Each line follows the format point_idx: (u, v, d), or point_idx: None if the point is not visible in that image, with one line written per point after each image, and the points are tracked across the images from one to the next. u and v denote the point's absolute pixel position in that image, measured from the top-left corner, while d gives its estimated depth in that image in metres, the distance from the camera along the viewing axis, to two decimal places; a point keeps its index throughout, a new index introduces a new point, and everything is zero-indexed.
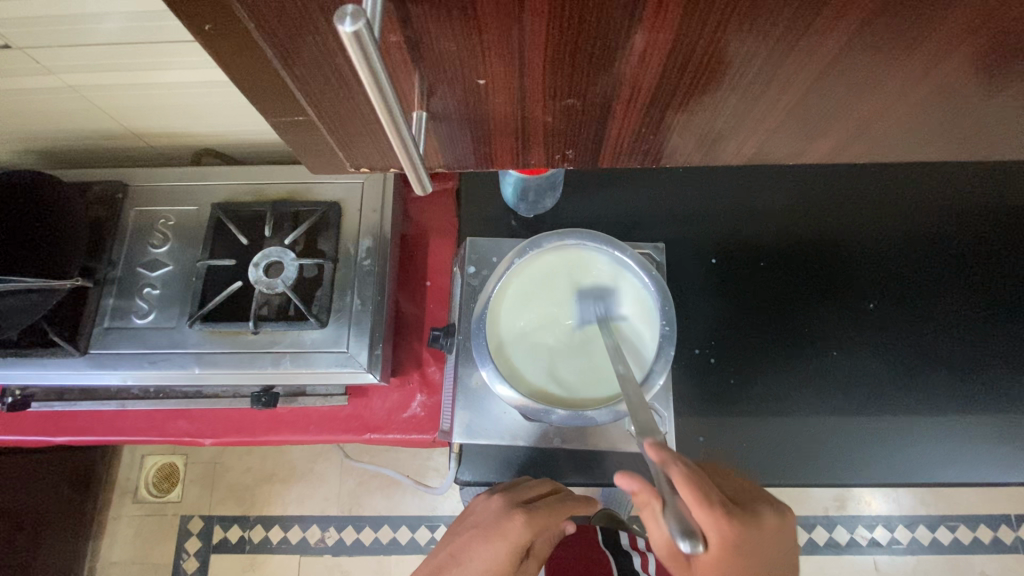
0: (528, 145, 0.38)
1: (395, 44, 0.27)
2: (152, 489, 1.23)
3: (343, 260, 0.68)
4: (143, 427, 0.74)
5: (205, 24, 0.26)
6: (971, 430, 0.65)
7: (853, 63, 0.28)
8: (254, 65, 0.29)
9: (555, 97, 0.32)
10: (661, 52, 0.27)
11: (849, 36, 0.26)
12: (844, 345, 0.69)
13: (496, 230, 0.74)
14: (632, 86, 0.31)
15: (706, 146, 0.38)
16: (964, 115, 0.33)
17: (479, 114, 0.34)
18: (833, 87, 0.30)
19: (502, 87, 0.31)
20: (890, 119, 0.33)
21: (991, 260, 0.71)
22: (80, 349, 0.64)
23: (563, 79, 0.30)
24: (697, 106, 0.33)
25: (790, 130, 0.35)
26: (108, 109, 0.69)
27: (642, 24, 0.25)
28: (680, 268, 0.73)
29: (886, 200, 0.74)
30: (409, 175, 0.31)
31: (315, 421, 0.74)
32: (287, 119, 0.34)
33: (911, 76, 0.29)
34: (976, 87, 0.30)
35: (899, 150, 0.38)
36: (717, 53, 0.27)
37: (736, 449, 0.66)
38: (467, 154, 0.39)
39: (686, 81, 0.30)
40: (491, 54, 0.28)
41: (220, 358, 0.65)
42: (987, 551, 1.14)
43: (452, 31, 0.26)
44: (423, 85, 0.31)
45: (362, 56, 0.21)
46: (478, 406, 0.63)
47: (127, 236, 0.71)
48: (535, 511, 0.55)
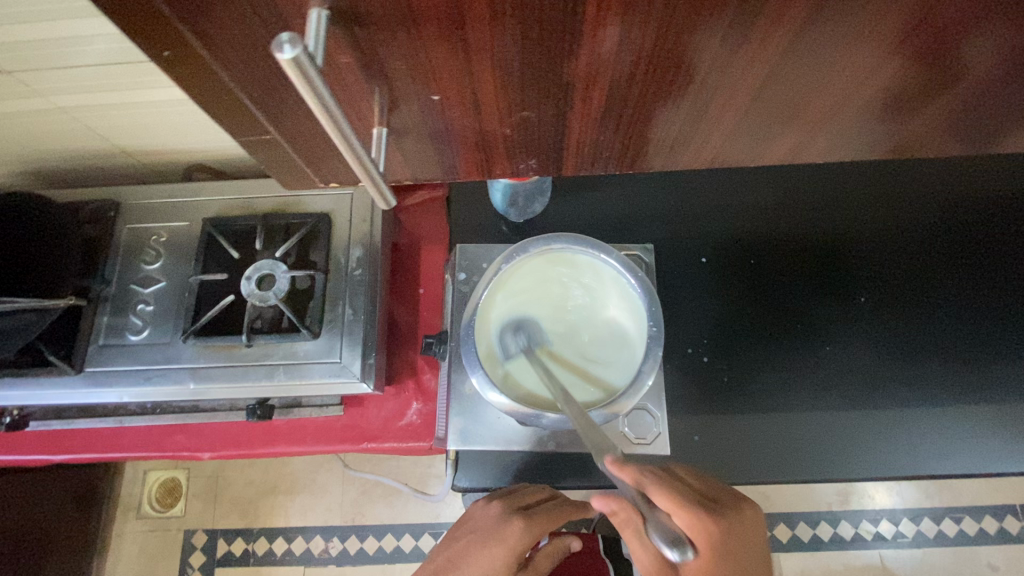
0: (494, 157, 0.38)
1: (347, 63, 0.28)
2: (155, 504, 1.24)
3: (335, 271, 0.69)
4: (141, 444, 0.74)
5: (164, 50, 0.26)
6: (964, 419, 0.65)
7: (793, 68, 0.29)
8: (217, 88, 0.29)
9: (510, 111, 0.33)
10: (608, 63, 0.28)
11: (789, 40, 0.27)
12: (835, 341, 0.69)
13: (486, 235, 0.74)
14: (585, 97, 0.31)
15: (671, 151, 0.38)
16: (920, 111, 0.34)
17: (439, 130, 0.34)
18: (783, 89, 0.31)
19: (457, 102, 0.32)
20: (845, 116, 0.34)
21: (976, 249, 0.72)
22: (76, 367, 0.65)
23: (518, 92, 0.31)
24: (656, 114, 0.33)
25: (748, 134, 0.36)
26: (97, 129, 0.70)
27: (586, 38, 0.26)
28: (670, 268, 0.73)
29: (873, 195, 0.75)
30: (370, 191, 0.31)
31: (312, 432, 0.74)
32: (254, 138, 0.35)
33: (855, 77, 0.30)
34: (926, 82, 0.31)
35: (868, 145, 0.38)
36: (665, 61, 0.28)
37: (731, 447, 0.66)
38: (434, 169, 0.40)
39: (637, 90, 0.31)
40: (443, 71, 0.29)
41: (214, 372, 0.65)
42: (993, 542, 1.13)
43: (402, 51, 0.27)
44: (383, 101, 0.31)
45: (304, 80, 0.21)
46: (471, 412, 0.63)
47: (119, 253, 0.71)
48: (533, 516, 0.55)
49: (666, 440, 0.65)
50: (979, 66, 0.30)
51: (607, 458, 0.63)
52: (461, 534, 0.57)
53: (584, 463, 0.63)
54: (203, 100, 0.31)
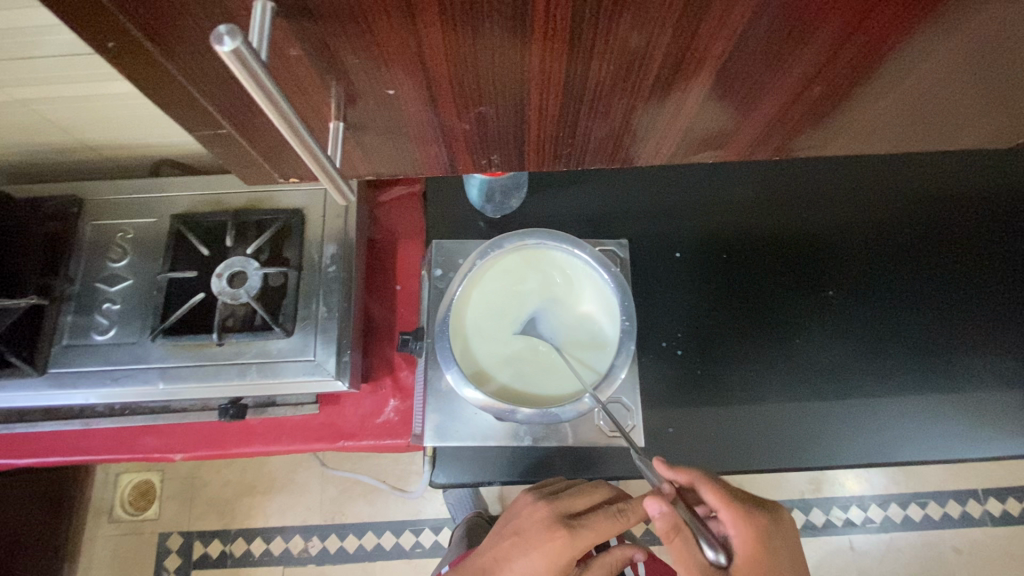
0: (455, 153, 0.38)
1: (297, 58, 0.28)
2: (128, 507, 1.21)
3: (308, 268, 0.68)
4: (110, 446, 0.72)
5: (108, 41, 0.26)
6: (926, 407, 0.68)
7: (752, 62, 0.30)
8: (165, 81, 0.29)
9: (468, 106, 0.33)
10: (561, 60, 0.29)
11: (735, 38, 0.28)
12: (803, 333, 0.71)
13: (463, 231, 0.74)
14: (541, 92, 0.31)
15: (637, 148, 0.39)
16: (880, 110, 0.35)
17: (396, 124, 0.34)
18: (733, 85, 0.32)
19: (413, 98, 0.32)
20: (805, 113, 0.35)
21: (939, 242, 0.74)
22: (39, 368, 0.63)
23: (471, 88, 0.31)
24: (617, 109, 0.34)
25: (710, 129, 0.36)
26: (58, 122, 0.67)
27: (541, 33, 0.26)
28: (645, 263, 0.74)
29: (842, 192, 0.76)
30: (328, 187, 0.30)
31: (288, 431, 0.73)
32: (210, 132, 0.34)
33: (802, 75, 0.31)
34: (887, 79, 0.32)
35: (833, 142, 0.39)
36: (619, 55, 0.28)
37: (705, 438, 0.67)
38: (399, 165, 0.40)
39: (592, 86, 0.31)
40: (395, 66, 0.29)
41: (185, 372, 0.64)
42: (957, 525, 1.18)
43: (351, 44, 0.27)
44: (338, 95, 0.31)
45: (246, 72, 0.21)
46: (448, 408, 0.63)
47: (84, 250, 0.69)
48: (580, 528, 0.51)
49: (641, 433, 0.66)
50: (940, 63, 0.31)
51: (583, 451, 0.64)
52: (507, 531, 0.55)
53: (562, 457, 0.64)
54: (157, 92, 0.30)
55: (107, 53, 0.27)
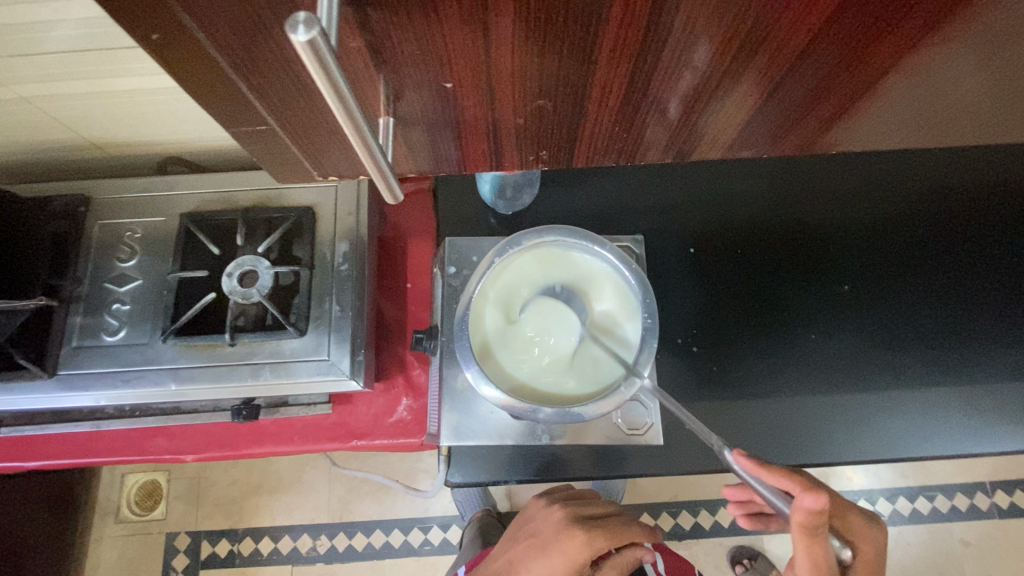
0: (500, 150, 0.38)
1: (356, 49, 0.27)
2: (135, 508, 1.20)
3: (320, 267, 0.67)
4: (121, 448, 0.72)
5: (150, 34, 0.25)
6: (947, 402, 0.67)
7: (824, 55, 0.29)
8: (210, 74, 0.28)
9: (526, 99, 0.32)
10: (630, 49, 0.28)
11: (818, 28, 0.27)
12: (821, 328, 0.71)
13: (475, 228, 0.73)
14: (604, 85, 0.31)
15: (682, 143, 0.38)
16: (927, 106, 0.34)
17: (447, 119, 0.33)
18: (803, 79, 0.31)
19: (470, 91, 0.31)
20: (855, 111, 0.34)
21: (958, 236, 0.73)
22: (48, 370, 0.62)
23: (533, 82, 0.30)
24: (670, 104, 0.33)
25: (756, 126, 0.36)
26: (63, 120, 0.66)
27: (614, 22, 0.26)
28: (659, 259, 0.73)
29: (859, 186, 0.76)
30: (378, 183, 0.30)
31: (300, 431, 0.73)
32: (247, 129, 0.33)
33: (876, 70, 0.30)
34: (932, 81, 0.31)
35: (867, 142, 0.38)
36: (688, 43, 0.28)
37: (723, 434, 0.67)
38: (436, 161, 0.39)
39: (656, 78, 0.30)
40: (456, 58, 0.28)
41: (197, 373, 0.63)
42: (964, 518, 1.18)
43: (415, 35, 0.26)
44: (388, 88, 0.30)
45: (317, 65, 0.20)
46: (464, 407, 0.63)
47: (91, 250, 0.68)
48: (596, 529, 0.51)
49: (659, 431, 0.63)
50: (988, 64, 0.30)
51: (601, 449, 0.64)
52: (522, 537, 0.55)
53: (578, 456, 0.63)
54: (195, 87, 0.29)
55: (149, 48, 0.26)
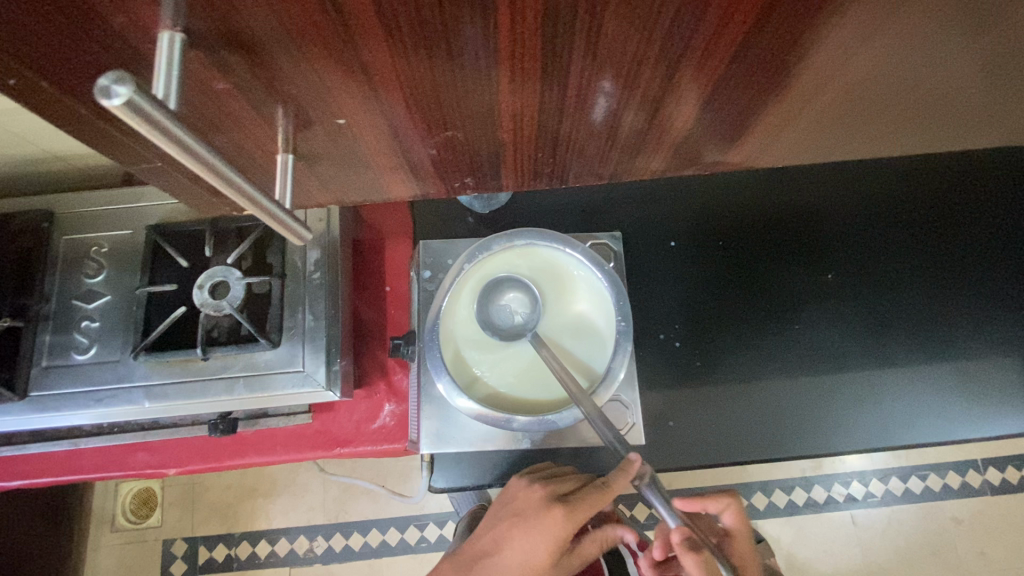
0: (418, 170, 0.38)
1: (225, 90, 0.27)
2: (130, 516, 1.20)
3: (292, 276, 0.65)
4: (102, 464, 0.71)
5: (8, 79, 0.25)
6: (932, 386, 0.67)
7: (739, 72, 0.29)
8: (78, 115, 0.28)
9: (436, 128, 0.33)
10: (526, 77, 0.28)
11: (734, 42, 0.26)
12: (803, 319, 0.70)
13: (450, 229, 0.72)
14: (510, 108, 0.31)
15: (641, 144, 0.37)
16: (894, 101, 0.33)
17: (349, 149, 0.34)
18: (729, 91, 0.30)
19: (363, 125, 0.31)
20: (813, 111, 0.33)
21: (941, 219, 0.72)
22: (19, 393, 0.61)
23: (435, 110, 0.30)
24: (594, 119, 0.33)
25: (705, 132, 0.35)
26: (20, 134, 0.64)
27: (510, 51, 0.26)
28: (639, 255, 0.72)
29: (840, 173, 0.74)
30: (281, 231, 0.30)
31: (282, 441, 0.72)
32: (149, 164, 0.33)
33: (806, 77, 0.29)
34: (905, 77, 0.30)
35: (845, 135, 0.37)
36: (591, 66, 0.27)
37: (706, 428, 0.66)
38: (374, 176, 0.39)
39: (558, 100, 0.30)
40: (341, 94, 0.28)
41: (170, 389, 0.62)
42: (957, 496, 1.18)
43: (290, 74, 0.26)
44: (287, 123, 0.31)
45: (144, 121, 0.19)
46: (444, 414, 0.62)
47: (58, 266, 0.67)
48: (575, 501, 0.50)
49: (640, 431, 0.64)
50: (968, 54, 0.29)
51: (584, 450, 0.63)
52: (504, 514, 0.53)
53: (560, 457, 0.63)
54: (66, 123, 0.29)
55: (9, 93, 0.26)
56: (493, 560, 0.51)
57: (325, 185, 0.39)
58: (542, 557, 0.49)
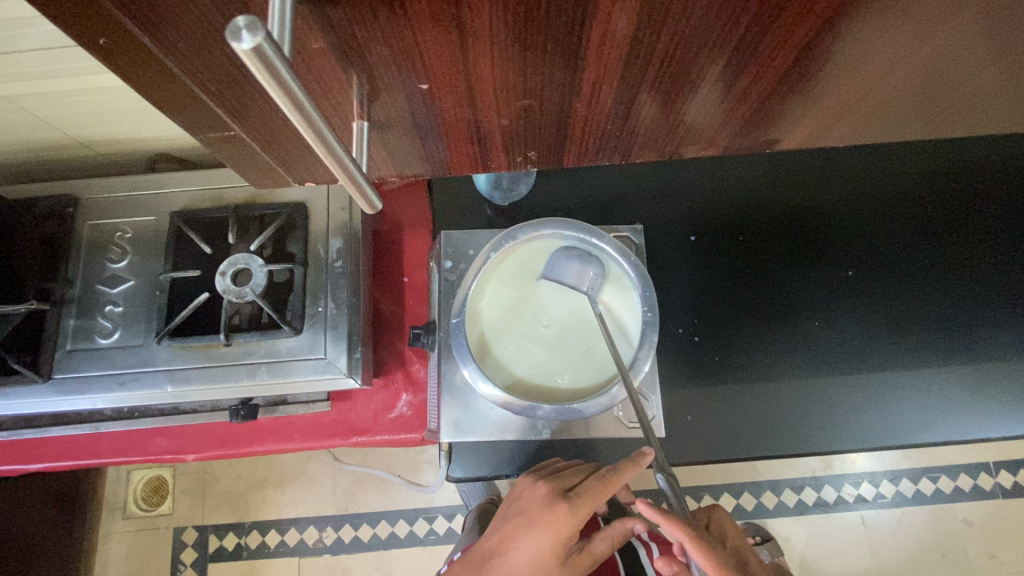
0: (488, 148, 0.40)
1: (319, 50, 0.27)
2: (142, 503, 1.21)
3: (315, 264, 0.66)
4: (121, 449, 0.71)
5: (98, 37, 0.25)
6: (954, 386, 0.66)
7: (828, 49, 0.28)
8: (161, 78, 0.28)
9: (509, 100, 0.33)
10: (619, 47, 0.28)
11: (828, 17, 0.26)
12: (824, 315, 0.69)
13: (470, 220, 0.72)
14: (593, 80, 0.31)
15: (695, 123, 0.37)
16: (944, 86, 0.33)
17: (421, 120, 0.35)
18: (811, 67, 0.30)
19: (446, 90, 0.31)
20: (873, 94, 0.33)
21: (965, 215, 0.72)
22: (44, 375, 0.61)
23: (515, 82, 0.31)
24: (664, 95, 0.33)
25: (766, 114, 0.36)
26: (47, 119, 0.64)
27: (599, 16, 0.25)
28: (659, 249, 0.72)
29: (864, 168, 0.74)
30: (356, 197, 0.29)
31: (300, 429, 0.72)
32: (214, 135, 0.34)
33: (894, 53, 0.29)
34: (962, 62, 0.30)
35: (889, 121, 0.37)
36: (687, 37, 0.27)
37: (723, 423, 0.66)
38: (415, 151, 0.39)
39: (652, 76, 0.31)
40: (432, 58, 0.28)
41: (193, 374, 0.62)
42: (968, 498, 1.18)
43: (383, 35, 0.26)
44: (364, 90, 0.31)
45: (266, 71, 0.19)
46: (465, 402, 0.62)
47: (82, 251, 0.67)
48: (577, 495, 0.50)
49: (661, 424, 0.64)
50: (1014, 49, 0.30)
51: (602, 443, 0.63)
52: (510, 514, 0.52)
53: (578, 448, 0.63)
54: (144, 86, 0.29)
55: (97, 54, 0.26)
56: (505, 555, 0.50)
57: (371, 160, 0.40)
58: (548, 555, 0.49)
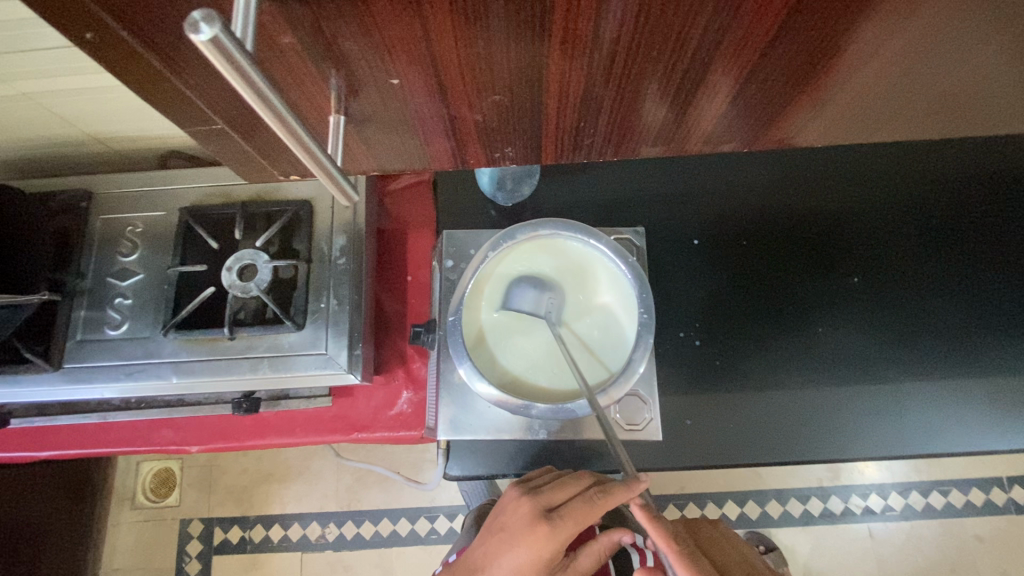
0: (462, 143, 0.40)
1: (289, 45, 0.28)
2: (150, 495, 1.23)
3: (318, 260, 0.67)
4: (128, 439, 0.73)
5: (86, 32, 0.26)
6: (959, 397, 0.65)
7: (786, 43, 0.29)
8: (150, 70, 0.29)
9: (480, 95, 0.34)
10: (580, 44, 0.28)
11: (784, 12, 0.26)
12: (827, 321, 0.69)
13: (473, 220, 0.72)
14: (558, 79, 0.32)
15: (684, 119, 0.37)
16: (931, 84, 0.33)
17: (399, 114, 0.35)
18: (778, 63, 0.30)
19: (415, 87, 0.32)
20: (857, 90, 0.33)
21: (971, 221, 0.71)
22: (54, 364, 0.63)
23: (483, 78, 0.31)
24: (639, 91, 0.33)
25: (741, 110, 0.36)
26: (64, 116, 0.66)
27: (561, 13, 0.26)
28: (661, 252, 0.72)
29: (870, 173, 0.73)
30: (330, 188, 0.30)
31: (302, 424, 0.73)
32: (203, 127, 0.35)
33: (860, 50, 0.29)
34: (944, 60, 0.30)
35: (880, 119, 0.37)
36: (649, 33, 0.28)
37: (722, 429, 0.66)
38: (402, 145, 0.40)
39: (614, 72, 0.31)
40: (399, 54, 0.29)
41: (197, 366, 0.63)
42: (980, 513, 1.15)
43: (348, 29, 0.27)
44: (339, 85, 0.32)
45: (228, 63, 0.20)
46: (462, 401, 0.63)
47: (94, 244, 0.69)
48: (559, 517, 0.49)
49: (657, 426, 0.64)
50: (997, 48, 0.30)
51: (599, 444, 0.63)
52: (493, 529, 0.52)
53: (575, 449, 0.63)
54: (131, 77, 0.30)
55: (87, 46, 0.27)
56: (496, 553, 0.50)
57: (351, 154, 0.41)
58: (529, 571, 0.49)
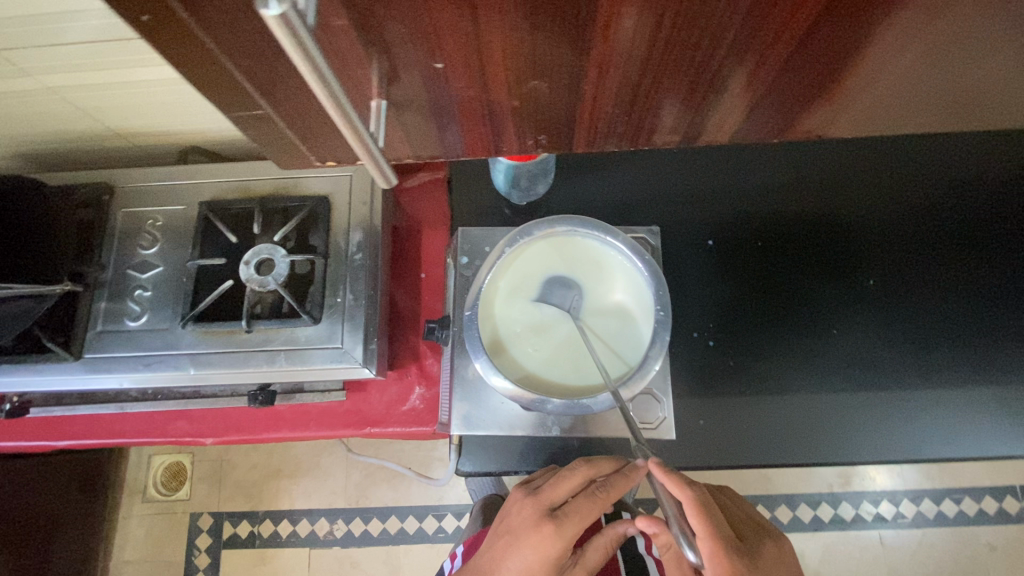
0: (501, 129, 0.40)
1: (341, 27, 0.28)
2: (161, 488, 1.24)
3: (335, 255, 0.67)
4: (144, 430, 0.74)
5: (141, 15, 0.27)
6: (976, 400, 0.65)
7: (823, 36, 0.29)
8: (199, 55, 0.30)
9: (519, 81, 0.34)
10: (622, 34, 0.29)
11: (819, 9, 0.27)
12: (843, 323, 0.68)
13: (488, 218, 0.73)
14: (598, 65, 0.32)
15: (707, 111, 0.37)
16: (955, 78, 0.33)
17: (436, 100, 0.36)
18: (810, 55, 0.31)
19: (458, 70, 0.32)
20: (882, 85, 0.33)
21: (989, 224, 0.70)
22: (75, 353, 0.64)
23: (526, 63, 0.32)
24: (670, 83, 0.34)
25: (772, 103, 0.36)
26: (88, 110, 0.67)
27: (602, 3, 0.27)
28: (674, 252, 0.72)
29: (886, 174, 0.73)
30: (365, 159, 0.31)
31: (315, 418, 0.74)
32: (245, 113, 0.36)
33: (888, 45, 0.30)
34: (971, 53, 0.31)
35: (901, 114, 0.37)
36: (688, 23, 0.28)
37: (735, 430, 0.65)
38: (427, 133, 0.41)
39: (653, 62, 0.31)
40: (446, 36, 0.29)
41: (214, 358, 0.64)
42: (992, 522, 1.14)
43: (398, 12, 0.27)
44: (382, 69, 0.32)
45: (290, 34, 0.23)
46: (475, 397, 0.63)
47: (115, 237, 0.70)
48: (564, 517, 0.49)
49: (671, 424, 0.64)
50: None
51: (612, 442, 0.63)
52: (501, 530, 0.52)
53: (587, 447, 0.63)
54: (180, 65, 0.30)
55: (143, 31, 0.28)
56: (509, 549, 0.50)
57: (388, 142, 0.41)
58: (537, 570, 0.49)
